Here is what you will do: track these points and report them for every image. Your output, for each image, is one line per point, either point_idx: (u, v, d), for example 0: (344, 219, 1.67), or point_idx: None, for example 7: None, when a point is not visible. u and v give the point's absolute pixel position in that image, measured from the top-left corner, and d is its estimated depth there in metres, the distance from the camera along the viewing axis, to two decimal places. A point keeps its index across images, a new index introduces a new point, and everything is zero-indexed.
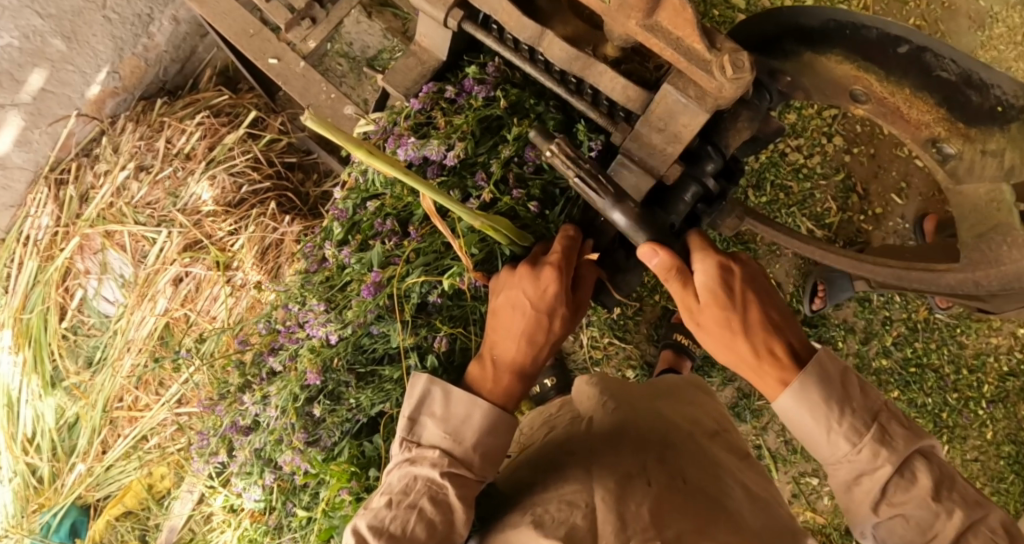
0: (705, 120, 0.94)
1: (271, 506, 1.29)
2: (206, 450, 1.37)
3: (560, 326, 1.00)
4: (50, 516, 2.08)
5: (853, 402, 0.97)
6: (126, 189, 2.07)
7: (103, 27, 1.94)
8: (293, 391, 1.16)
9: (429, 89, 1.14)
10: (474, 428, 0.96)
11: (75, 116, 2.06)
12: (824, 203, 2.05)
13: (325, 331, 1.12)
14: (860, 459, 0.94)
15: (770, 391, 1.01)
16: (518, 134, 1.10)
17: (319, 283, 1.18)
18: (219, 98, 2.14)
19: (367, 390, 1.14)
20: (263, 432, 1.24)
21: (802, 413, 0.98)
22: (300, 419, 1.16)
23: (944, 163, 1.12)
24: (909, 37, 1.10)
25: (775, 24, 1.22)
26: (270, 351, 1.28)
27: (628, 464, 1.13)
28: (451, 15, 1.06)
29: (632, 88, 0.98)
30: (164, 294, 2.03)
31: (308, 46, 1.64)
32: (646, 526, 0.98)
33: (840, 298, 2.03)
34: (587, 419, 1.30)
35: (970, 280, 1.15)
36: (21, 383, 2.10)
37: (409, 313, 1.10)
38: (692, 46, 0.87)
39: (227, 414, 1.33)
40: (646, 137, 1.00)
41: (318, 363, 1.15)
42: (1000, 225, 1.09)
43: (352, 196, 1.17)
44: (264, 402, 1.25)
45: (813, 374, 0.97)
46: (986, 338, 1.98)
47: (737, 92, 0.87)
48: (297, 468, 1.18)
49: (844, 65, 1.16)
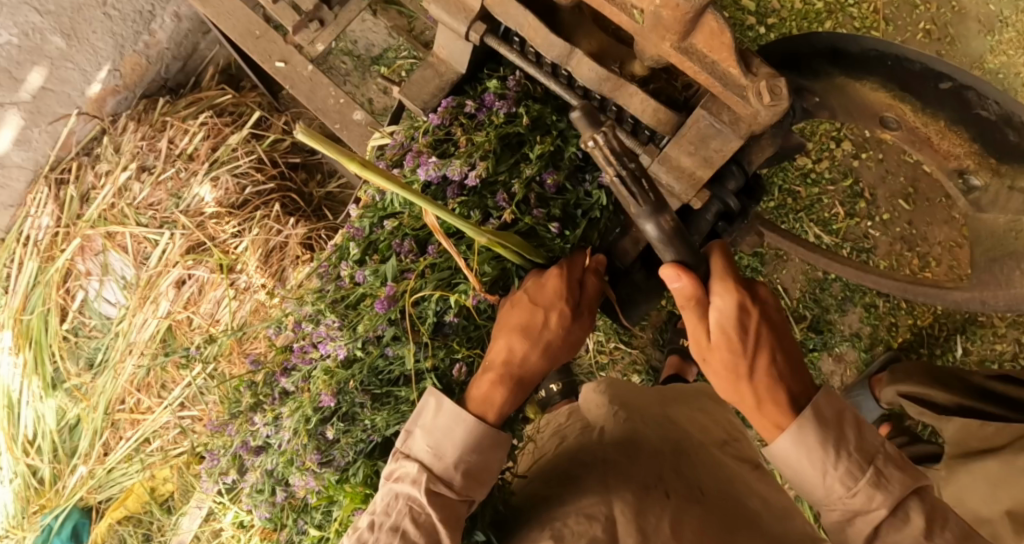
0: (737, 145, 0.92)
1: (282, 523, 1.27)
2: (215, 470, 1.37)
3: (559, 323, 0.97)
4: (52, 518, 2.06)
5: (852, 445, 0.93)
6: (128, 190, 2.03)
7: (103, 24, 1.90)
8: (306, 414, 1.15)
9: (449, 103, 1.12)
10: (456, 442, 0.94)
11: (76, 115, 2.03)
12: (832, 208, 2.04)
13: (335, 345, 1.12)
14: (855, 502, 0.92)
15: (767, 433, 0.97)
16: (540, 152, 1.08)
17: (334, 299, 1.17)
18: (223, 97, 2.10)
19: (382, 411, 1.11)
20: (275, 453, 1.23)
21: (798, 458, 0.94)
22: (312, 440, 1.15)
23: (967, 193, 1.11)
24: (954, 74, 1.07)
25: (812, 46, 1.19)
26: (283, 372, 1.27)
27: (646, 475, 1.11)
28: (473, 28, 1.04)
29: (662, 109, 0.97)
30: (167, 296, 2.01)
31: (316, 49, 1.60)
32: (667, 540, 0.99)
33: (845, 304, 2.10)
34: (599, 429, 1.29)
35: (976, 298, 1.21)
36: (21, 384, 2.08)
37: (425, 334, 1.07)
38: (728, 70, 0.85)
39: (238, 432, 1.33)
40: (675, 158, 0.98)
41: (332, 382, 1.14)
42: (1014, 253, 1.12)
43: (368, 214, 1.16)
44: (275, 423, 1.24)
45: (809, 417, 0.94)
46: (990, 344, 2.02)
47: (773, 119, 0.86)
48: (310, 487, 1.16)
49: (879, 92, 1.11)
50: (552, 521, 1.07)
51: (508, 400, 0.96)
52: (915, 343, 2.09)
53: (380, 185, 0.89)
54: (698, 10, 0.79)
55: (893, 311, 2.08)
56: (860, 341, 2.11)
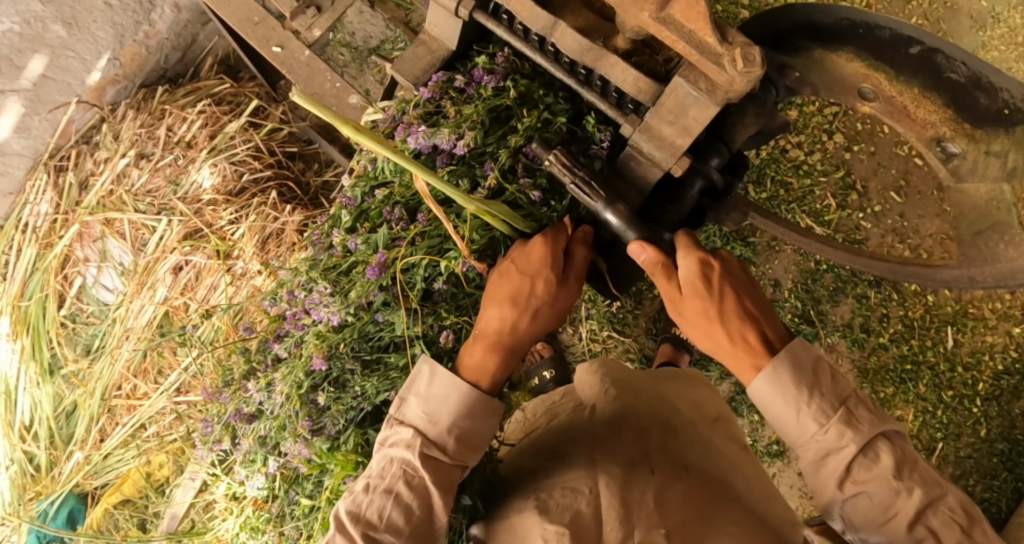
0: (715, 113, 0.94)
1: (274, 493, 1.29)
2: (211, 437, 1.39)
3: (544, 292, 0.98)
4: (48, 504, 2.06)
5: (824, 386, 0.94)
6: (126, 177, 2.05)
7: (103, 13, 1.94)
8: (298, 378, 1.18)
9: (439, 78, 1.15)
10: (450, 409, 0.95)
11: (75, 103, 2.05)
12: (823, 199, 2.06)
13: (328, 312, 1.14)
14: (829, 439, 0.92)
15: (743, 376, 0.97)
16: (527, 123, 1.10)
17: (326, 268, 1.19)
18: (222, 86, 2.12)
19: (372, 377, 1.13)
20: (268, 419, 1.26)
21: (774, 396, 0.95)
22: (304, 407, 1.17)
23: (948, 162, 1.16)
24: (923, 39, 1.11)
25: (787, 20, 1.18)
26: (276, 338, 1.30)
27: (631, 452, 1.13)
28: (463, 4, 1.07)
29: (643, 79, 0.99)
30: (164, 282, 2.03)
31: (312, 34, 1.62)
32: (651, 512, 1.00)
33: (837, 295, 2.17)
34: (590, 408, 1.30)
35: (966, 275, 1.21)
36: (19, 370, 2.09)
37: (414, 301, 1.10)
38: (705, 40, 0.88)
39: (232, 401, 1.35)
40: (656, 129, 1.00)
41: (325, 348, 1.16)
42: (1000, 224, 1.19)
43: (361, 184, 1.18)
44: (269, 389, 1.27)
45: (785, 358, 0.94)
46: (981, 337, 2.09)
47: (748, 86, 0.88)
48: (301, 457, 1.17)
49: (855, 63, 1.14)
50: (537, 493, 1.08)
51: (505, 365, 0.98)
52: (906, 334, 2.13)
53: (373, 150, 0.91)
54: None
55: (884, 301, 2.14)
56: (851, 331, 2.16)
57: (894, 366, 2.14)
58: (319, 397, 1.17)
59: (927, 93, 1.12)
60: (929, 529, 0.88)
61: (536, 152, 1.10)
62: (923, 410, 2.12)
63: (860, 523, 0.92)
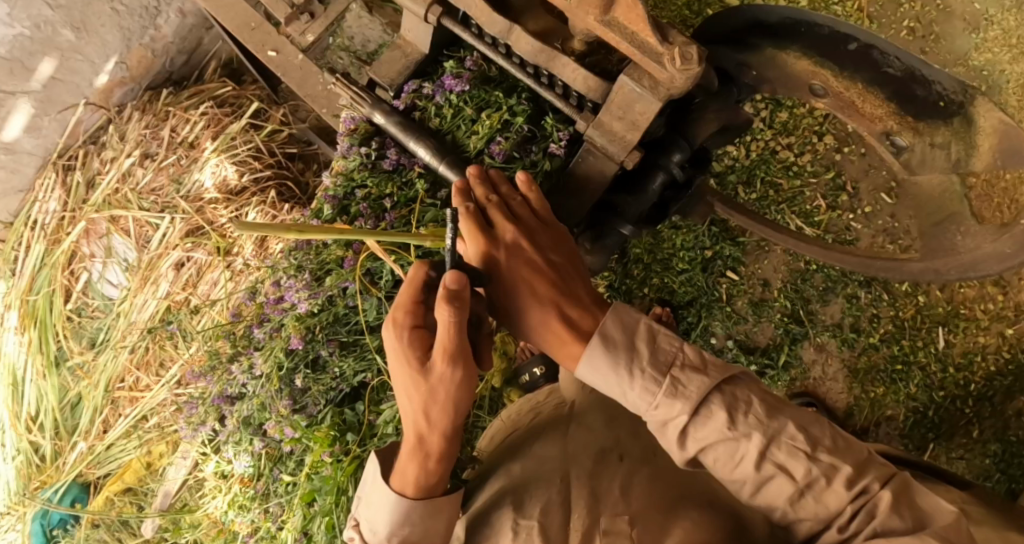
0: (659, 109, 0.99)
1: (259, 472, 1.35)
2: (195, 419, 1.47)
3: (440, 388, 0.96)
4: (52, 492, 2.15)
5: (642, 356, 0.95)
6: (131, 175, 2.12)
7: (111, 18, 2.02)
8: (278, 359, 1.25)
9: (410, 88, 1.21)
10: (387, 521, 1.02)
11: (83, 105, 2.13)
12: (813, 200, 2.10)
13: (307, 300, 1.22)
14: (659, 411, 0.92)
15: (568, 361, 1.01)
16: (486, 126, 1.18)
17: (306, 258, 1.25)
18: (223, 89, 2.19)
19: (350, 358, 1.23)
20: (250, 400, 1.32)
21: (598, 378, 0.97)
22: (285, 388, 1.25)
23: (899, 155, 1.22)
24: (857, 35, 1.14)
25: (740, 19, 1.27)
26: (256, 323, 1.35)
27: (602, 439, 1.18)
28: (431, 10, 1.11)
29: (592, 78, 1.04)
30: (166, 278, 2.10)
31: (307, 39, 1.57)
32: (617, 500, 1.05)
33: (827, 295, 2.19)
34: (570, 403, 1.35)
35: (931, 267, 1.29)
36: (26, 362, 2.16)
37: (385, 291, 1.21)
38: (646, 39, 0.93)
39: (216, 384, 1.42)
40: (607, 125, 1.05)
41: (302, 330, 1.24)
42: (954, 216, 1.22)
43: (339, 180, 1.25)
44: (250, 372, 1.33)
45: (594, 341, 0.98)
46: (973, 337, 2.09)
47: (688, 83, 0.93)
48: (282, 432, 1.27)
49: (802, 61, 1.21)
50: (515, 487, 1.13)
51: (433, 471, 1.02)
52: (897, 334, 2.16)
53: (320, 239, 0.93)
54: None
55: (874, 301, 2.16)
56: (841, 332, 2.20)
57: (885, 365, 2.17)
58: (296, 378, 1.25)
59: (871, 91, 1.16)
60: (777, 465, 0.86)
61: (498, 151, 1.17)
62: (913, 410, 2.15)
63: (718, 471, 0.92)
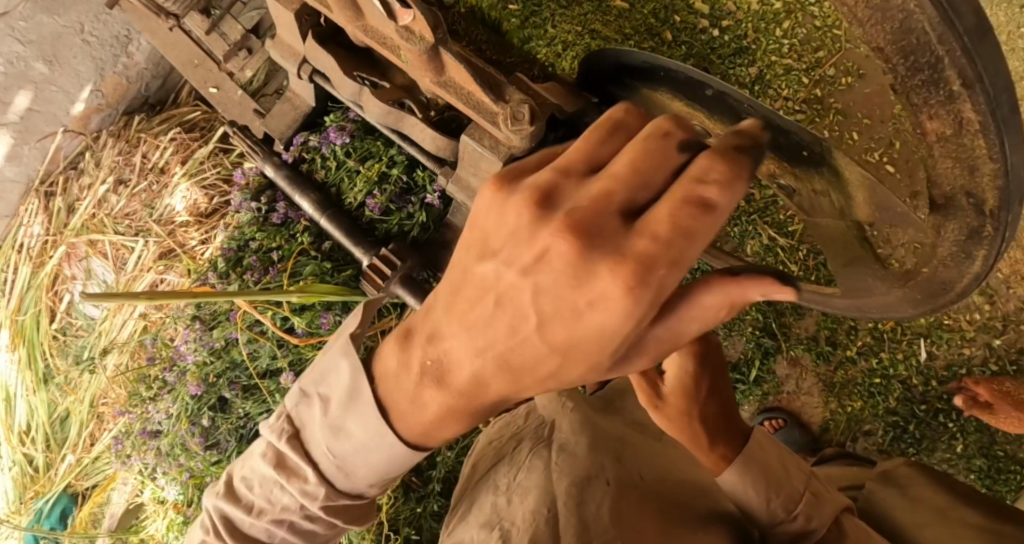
0: (500, 165, 1.28)
1: (189, 498, 1.97)
2: (125, 450, 2.06)
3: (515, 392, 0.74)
4: (43, 502, 2.26)
5: (786, 476, 1.00)
6: (106, 201, 2.22)
7: (83, 49, 2.07)
8: (186, 405, 1.88)
9: (299, 142, 1.65)
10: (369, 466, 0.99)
11: (62, 133, 2.21)
12: (786, 210, 2.02)
13: (192, 355, 1.87)
14: (785, 518, 0.98)
15: (716, 468, 0.98)
16: (364, 182, 1.61)
17: (206, 331, 1.89)
18: (193, 114, 2.26)
19: (250, 401, 1.86)
20: (169, 438, 1.92)
21: (746, 491, 0.98)
22: (194, 430, 1.87)
23: (791, 197, 1.21)
24: (711, 82, 1.16)
25: (608, 64, 1.36)
26: (168, 370, 1.98)
27: (586, 464, 1.01)
28: (301, 68, 1.50)
29: (437, 139, 1.38)
30: (141, 299, 2.15)
31: (245, 75, 1.68)
32: (608, 526, 0.91)
33: (801, 308, 2.09)
34: (553, 424, 1.15)
35: (852, 306, 1.18)
36: (17, 378, 2.28)
37: (271, 337, 1.82)
38: (482, 101, 1.24)
39: (139, 421, 2.04)
40: (465, 180, 1.36)
41: (200, 378, 1.88)
42: (856, 257, 1.15)
43: (232, 242, 1.82)
44: (164, 411, 1.99)
45: (751, 453, 0.98)
46: (958, 348, 1.94)
47: (522, 142, 1.22)
48: (203, 457, 1.88)
49: (676, 102, 1.25)
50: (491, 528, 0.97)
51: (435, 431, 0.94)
52: (876, 346, 2.02)
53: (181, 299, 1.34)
54: (429, 51, 1.22)
55: None
56: (816, 344, 2.09)
57: (863, 379, 2.05)
58: (206, 414, 1.86)
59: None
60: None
61: (372, 202, 1.60)
62: (893, 425, 2.04)
63: None
